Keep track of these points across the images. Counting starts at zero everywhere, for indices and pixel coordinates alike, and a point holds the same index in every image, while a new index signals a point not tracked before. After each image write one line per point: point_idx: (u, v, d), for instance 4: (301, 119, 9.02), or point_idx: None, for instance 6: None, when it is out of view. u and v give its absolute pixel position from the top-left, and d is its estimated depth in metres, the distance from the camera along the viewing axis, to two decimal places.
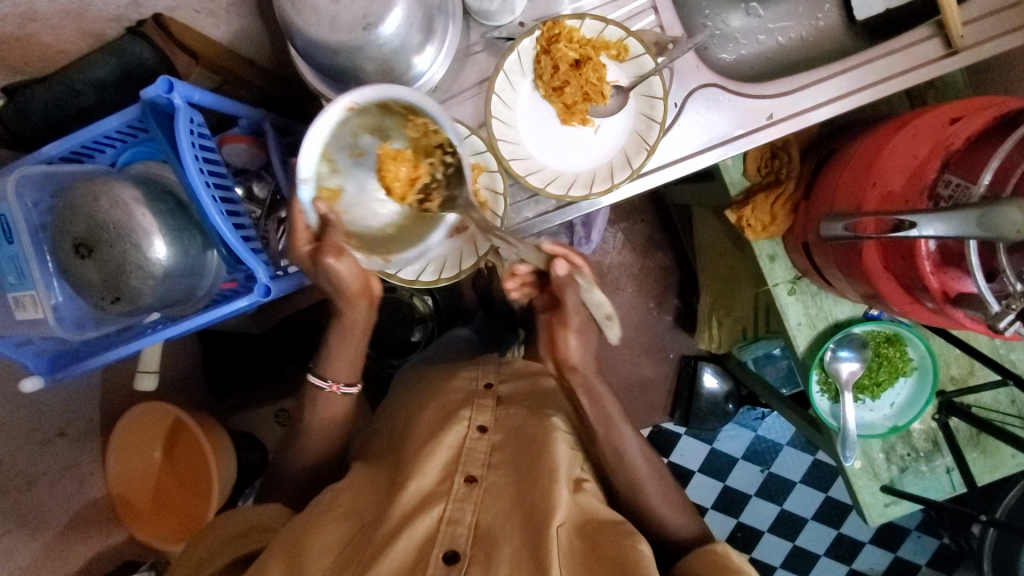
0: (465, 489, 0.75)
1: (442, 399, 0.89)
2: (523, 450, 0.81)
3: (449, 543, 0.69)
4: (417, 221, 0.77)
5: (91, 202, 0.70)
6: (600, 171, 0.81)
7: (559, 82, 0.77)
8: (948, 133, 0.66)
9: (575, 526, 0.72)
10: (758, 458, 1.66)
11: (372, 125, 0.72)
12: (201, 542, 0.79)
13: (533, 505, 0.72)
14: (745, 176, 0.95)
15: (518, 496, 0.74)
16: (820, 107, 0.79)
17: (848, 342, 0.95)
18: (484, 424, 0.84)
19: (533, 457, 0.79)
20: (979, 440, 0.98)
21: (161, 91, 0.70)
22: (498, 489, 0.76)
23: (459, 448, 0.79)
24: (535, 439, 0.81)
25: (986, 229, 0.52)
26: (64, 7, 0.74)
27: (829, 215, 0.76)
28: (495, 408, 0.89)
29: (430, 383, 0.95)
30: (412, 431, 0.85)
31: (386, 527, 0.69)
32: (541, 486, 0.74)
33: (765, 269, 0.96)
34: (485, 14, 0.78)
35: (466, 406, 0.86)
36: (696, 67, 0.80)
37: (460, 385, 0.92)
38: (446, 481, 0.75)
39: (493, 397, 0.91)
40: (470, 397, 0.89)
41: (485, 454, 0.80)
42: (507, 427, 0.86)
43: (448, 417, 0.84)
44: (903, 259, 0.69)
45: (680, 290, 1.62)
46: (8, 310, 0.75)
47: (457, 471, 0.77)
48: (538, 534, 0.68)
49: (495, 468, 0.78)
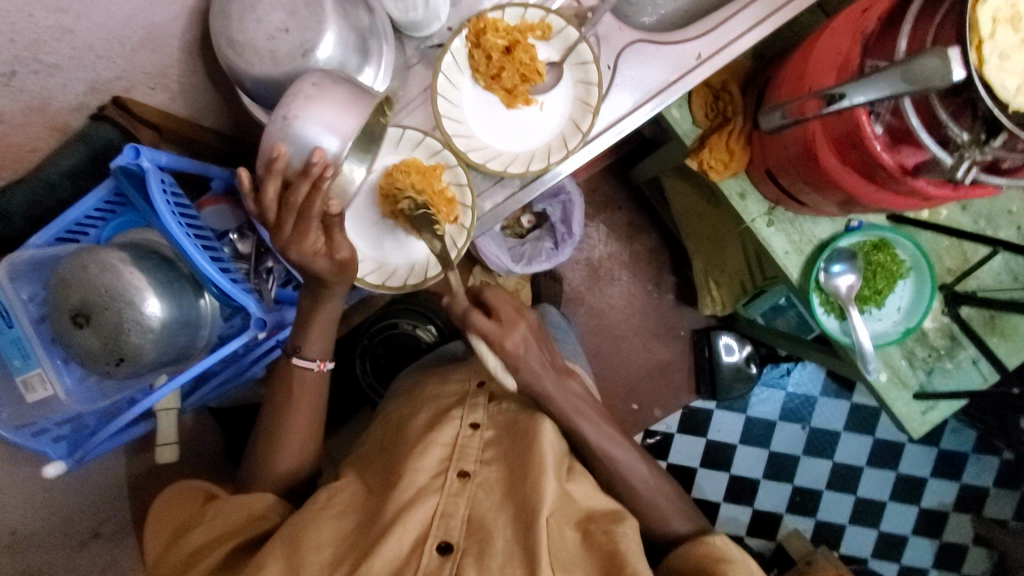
0: (459, 484, 0.73)
1: (435, 404, 0.88)
2: (518, 447, 0.78)
3: (443, 535, 0.68)
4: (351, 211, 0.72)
5: (81, 272, 0.73)
6: (554, 142, 0.85)
7: (495, 69, 0.82)
8: (862, 21, 0.69)
9: (566, 518, 0.71)
10: (795, 416, 1.63)
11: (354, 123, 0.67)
12: (191, 531, 0.76)
13: (528, 483, 0.71)
14: (695, 124, 0.97)
15: (511, 489, 0.72)
16: (743, 36, 0.83)
17: (838, 256, 0.96)
18: (478, 421, 0.82)
19: (526, 443, 0.77)
20: (995, 324, 0.97)
21: (129, 159, 0.75)
22: (491, 483, 0.74)
23: (452, 445, 0.78)
24: (527, 424, 0.80)
25: (911, 81, 0.55)
26: (28, 104, 0.78)
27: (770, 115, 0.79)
28: (488, 406, 0.86)
29: (425, 387, 0.94)
30: (407, 432, 0.85)
31: (382, 522, 0.68)
32: (533, 475, 0.72)
33: (738, 207, 0.97)
34: (413, 27, 0.82)
35: (458, 407, 0.85)
36: (619, 29, 0.84)
37: (453, 389, 0.90)
38: (441, 477, 0.73)
39: (485, 394, 0.88)
40: (462, 398, 0.88)
41: (479, 449, 0.78)
42: (500, 423, 0.84)
43: (441, 418, 0.83)
44: (854, 148, 0.70)
45: (674, 266, 1.63)
46: (19, 394, 0.78)
47: (450, 467, 0.75)
48: (530, 527, 0.67)
49: (489, 463, 0.77)
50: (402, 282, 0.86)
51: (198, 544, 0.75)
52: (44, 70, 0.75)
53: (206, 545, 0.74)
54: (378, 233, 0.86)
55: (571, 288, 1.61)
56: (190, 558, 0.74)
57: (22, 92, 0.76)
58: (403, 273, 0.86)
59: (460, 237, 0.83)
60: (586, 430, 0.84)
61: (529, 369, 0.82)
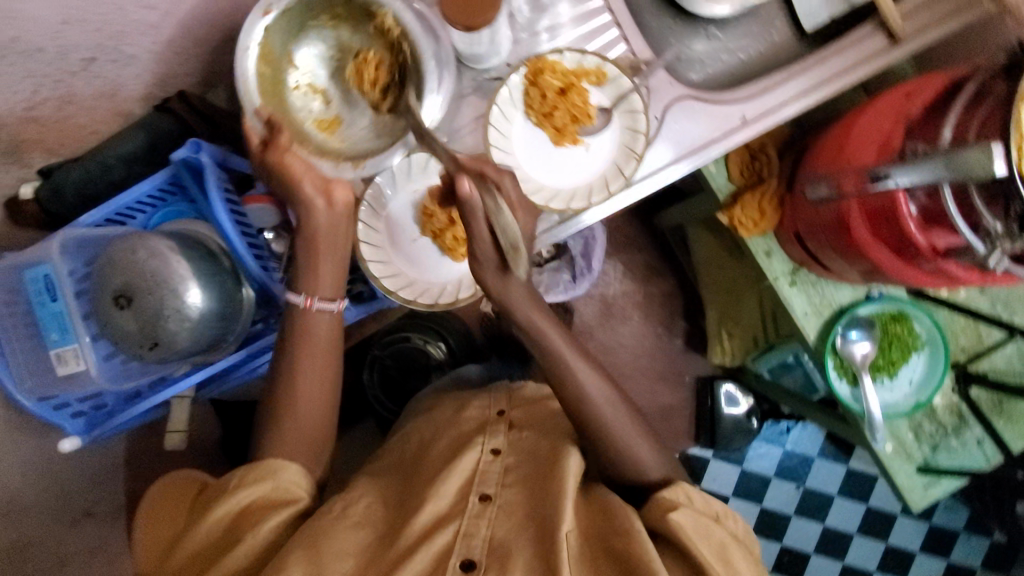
0: (480, 507, 0.74)
1: (456, 429, 0.89)
2: (537, 472, 0.79)
3: (465, 552, 0.68)
4: (284, 83, 0.84)
5: (130, 255, 0.75)
6: (596, 183, 0.87)
7: (548, 108, 0.85)
8: (906, 106, 0.73)
9: (585, 534, 0.71)
10: (791, 475, 1.63)
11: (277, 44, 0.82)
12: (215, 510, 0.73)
13: (547, 501, 0.73)
14: (729, 181, 1.01)
15: (532, 512, 0.73)
16: (788, 104, 0.87)
17: (856, 324, 0.98)
18: (498, 448, 0.83)
19: (548, 467, 0.78)
20: (1003, 407, 0.99)
21: (191, 152, 0.78)
22: (512, 506, 0.74)
23: (472, 472, 0.78)
24: (550, 451, 0.82)
25: (953, 170, 0.58)
26: (100, 89, 0.81)
27: (816, 186, 0.83)
28: (508, 433, 0.87)
29: (445, 413, 0.95)
30: (427, 458, 0.85)
31: (399, 546, 0.69)
32: (554, 492, 0.74)
33: (764, 264, 1.00)
34: (474, 59, 0.86)
35: (479, 433, 0.85)
36: (670, 83, 0.88)
37: (473, 416, 0.91)
38: (462, 501, 0.74)
39: (505, 424, 0.88)
40: (482, 426, 0.88)
41: (499, 475, 0.78)
42: (521, 451, 0.84)
43: (464, 443, 0.84)
44: (889, 225, 0.73)
45: (686, 312, 1.65)
46: (50, 365, 0.80)
47: (472, 490, 0.76)
48: (550, 541, 0.68)
49: (509, 487, 0.77)
50: (433, 301, 0.87)
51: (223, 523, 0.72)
52: (121, 60, 0.78)
53: (232, 524, 0.72)
54: (414, 250, 0.88)
55: (583, 322, 1.63)
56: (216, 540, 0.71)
57: (97, 77, 0.79)
58: (435, 291, 0.88)
59: None
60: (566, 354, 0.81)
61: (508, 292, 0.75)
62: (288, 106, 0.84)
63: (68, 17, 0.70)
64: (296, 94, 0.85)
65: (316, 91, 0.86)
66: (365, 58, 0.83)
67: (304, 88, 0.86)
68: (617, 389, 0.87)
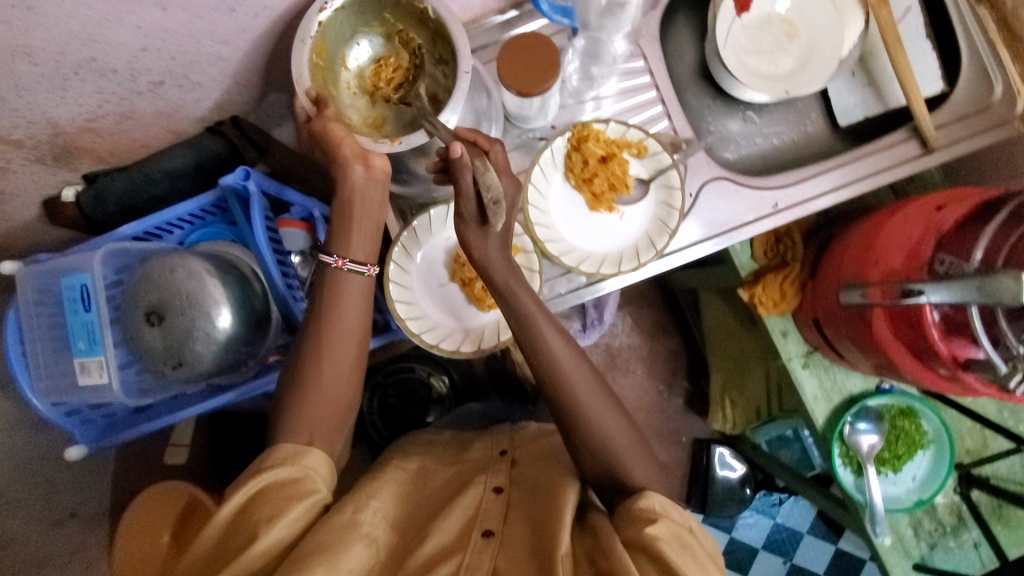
0: (483, 544, 0.70)
1: (460, 468, 0.88)
2: (539, 506, 0.76)
3: None
4: (336, 82, 0.81)
5: (168, 274, 0.76)
6: (627, 251, 0.89)
7: (589, 174, 0.88)
8: (937, 218, 0.76)
9: (587, 563, 0.67)
10: (778, 549, 1.61)
11: (328, 39, 0.78)
12: (234, 490, 0.66)
13: (545, 531, 0.70)
14: (753, 259, 1.03)
15: (534, 546, 0.69)
16: (819, 197, 0.90)
17: (866, 415, 0.99)
18: (499, 486, 0.81)
19: (547, 500, 0.75)
20: (1002, 513, 0.98)
21: (239, 179, 0.80)
22: (516, 542, 0.71)
23: (474, 508, 0.75)
24: (549, 483, 0.79)
25: (985, 294, 0.59)
26: (160, 108, 0.83)
27: (846, 286, 0.85)
28: (511, 471, 0.85)
29: (451, 452, 0.94)
30: (427, 492, 0.83)
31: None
32: (552, 521, 0.70)
33: (779, 344, 1.02)
34: (522, 119, 0.89)
35: (481, 472, 0.84)
36: (707, 163, 0.91)
37: (477, 455, 0.90)
38: (464, 535, 0.71)
39: (507, 460, 0.87)
40: (485, 464, 0.87)
41: (502, 512, 0.76)
42: (523, 484, 0.82)
43: (466, 482, 0.82)
44: (912, 328, 0.75)
45: (689, 372, 1.66)
46: (74, 377, 0.80)
47: (473, 526, 0.72)
48: (547, 568, 0.65)
49: (512, 522, 0.74)
50: (455, 347, 0.88)
51: (242, 506, 0.65)
52: (187, 85, 0.81)
53: (251, 507, 0.64)
54: (441, 295, 0.90)
55: None
56: (231, 523, 0.64)
57: (162, 98, 0.81)
58: (457, 337, 0.89)
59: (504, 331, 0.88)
60: (552, 341, 0.77)
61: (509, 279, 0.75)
62: (337, 100, 0.81)
63: (147, 45, 0.70)
64: (345, 93, 0.82)
65: (363, 92, 0.83)
66: (382, 61, 0.83)
67: (353, 90, 0.83)
68: (607, 386, 0.81)
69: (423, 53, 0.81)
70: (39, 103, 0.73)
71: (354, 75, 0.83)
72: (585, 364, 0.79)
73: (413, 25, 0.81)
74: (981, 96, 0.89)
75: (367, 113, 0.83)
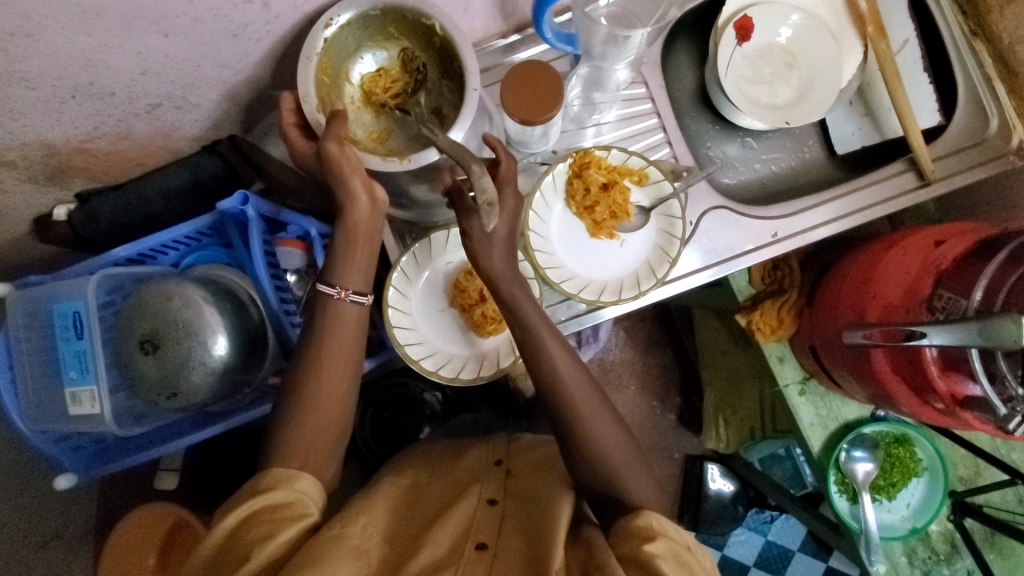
0: (477, 557, 0.66)
1: (452, 477, 0.84)
2: (534, 516, 0.73)
3: None
4: (339, 97, 0.80)
5: (164, 302, 0.75)
6: (627, 279, 0.89)
7: (590, 202, 0.88)
8: (936, 253, 0.76)
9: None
10: (769, 566, 1.62)
11: (332, 52, 0.76)
12: (226, 510, 0.64)
13: (539, 544, 0.67)
14: (751, 284, 1.04)
15: (530, 559, 0.65)
16: (817, 227, 0.91)
17: (861, 442, 1.00)
18: (494, 496, 0.76)
19: (543, 515, 0.72)
20: (994, 541, 1.00)
21: (237, 204, 0.79)
22: (510, 554, 0.66)
23: (469, 520, 0.72)
24: (546, 498, 0.76)
25: (987, 338, 0.60)
26: (157, 129, 0.82)
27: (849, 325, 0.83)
28: (507, 481, 0.81)
29: (443, 461, 0.90)
30: (422, 501, 0.79)
31: None
32: (546, 538, 0.67)
33: (776, 369, 1.02)
34: (523, 144, 0.89)
35: (476, 482, 0.79)
36: (707, 192, 0.91)
37: (472, 462, 0.86)
38: (457, 549, 0.66)
39: (502, 470, 0.83)
40: (480, 474, 0.82)
41: (496, 524, 0.71)
42: (517, 494, 0.78)
43: (458, 493, 0.78)
44: (912, 365, 0.75)
45: (682, 389, 1.66)
46: (64, 406, 0.78)
47: (466, 539, 0.68)
48: None
49: (506, 535, 0.70)
50: (455, 374, 0.87)
51: (234, 527, 0.62)
52: (185, 107, 0.80)
53: (241, 530, 0.61)
54: (440, 320, 0.90)
55: None
56: (220, 547, 0.61)
57: (158, 119, 0.80)
58: (457, 364, 0.88)
59: (507, 357, 0.87)
60: (553, 352, 0.75)
61: (512, 308, 0.75)
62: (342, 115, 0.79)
63: (147, 69, 0.69)
64: (349, 107, 0.81)
65: (369, 107, 0.82)
66: (381, 71, 0.80)
67: (357, 103, 0.81)
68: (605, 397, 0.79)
69: (427, 66, 0.80)
70: (34, 125, 0.72)
71: (358, 88, 0.81)
72: (582, 373, 0.77)
73: (417, 39, 0.79)
74: (977, 129, 0.90)
75: (372, 126, 0.82)
